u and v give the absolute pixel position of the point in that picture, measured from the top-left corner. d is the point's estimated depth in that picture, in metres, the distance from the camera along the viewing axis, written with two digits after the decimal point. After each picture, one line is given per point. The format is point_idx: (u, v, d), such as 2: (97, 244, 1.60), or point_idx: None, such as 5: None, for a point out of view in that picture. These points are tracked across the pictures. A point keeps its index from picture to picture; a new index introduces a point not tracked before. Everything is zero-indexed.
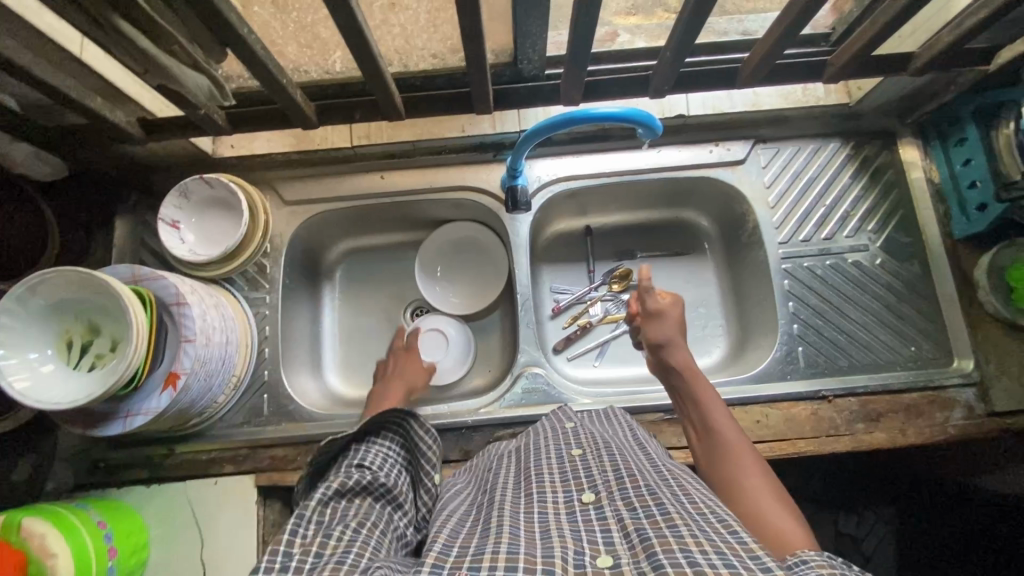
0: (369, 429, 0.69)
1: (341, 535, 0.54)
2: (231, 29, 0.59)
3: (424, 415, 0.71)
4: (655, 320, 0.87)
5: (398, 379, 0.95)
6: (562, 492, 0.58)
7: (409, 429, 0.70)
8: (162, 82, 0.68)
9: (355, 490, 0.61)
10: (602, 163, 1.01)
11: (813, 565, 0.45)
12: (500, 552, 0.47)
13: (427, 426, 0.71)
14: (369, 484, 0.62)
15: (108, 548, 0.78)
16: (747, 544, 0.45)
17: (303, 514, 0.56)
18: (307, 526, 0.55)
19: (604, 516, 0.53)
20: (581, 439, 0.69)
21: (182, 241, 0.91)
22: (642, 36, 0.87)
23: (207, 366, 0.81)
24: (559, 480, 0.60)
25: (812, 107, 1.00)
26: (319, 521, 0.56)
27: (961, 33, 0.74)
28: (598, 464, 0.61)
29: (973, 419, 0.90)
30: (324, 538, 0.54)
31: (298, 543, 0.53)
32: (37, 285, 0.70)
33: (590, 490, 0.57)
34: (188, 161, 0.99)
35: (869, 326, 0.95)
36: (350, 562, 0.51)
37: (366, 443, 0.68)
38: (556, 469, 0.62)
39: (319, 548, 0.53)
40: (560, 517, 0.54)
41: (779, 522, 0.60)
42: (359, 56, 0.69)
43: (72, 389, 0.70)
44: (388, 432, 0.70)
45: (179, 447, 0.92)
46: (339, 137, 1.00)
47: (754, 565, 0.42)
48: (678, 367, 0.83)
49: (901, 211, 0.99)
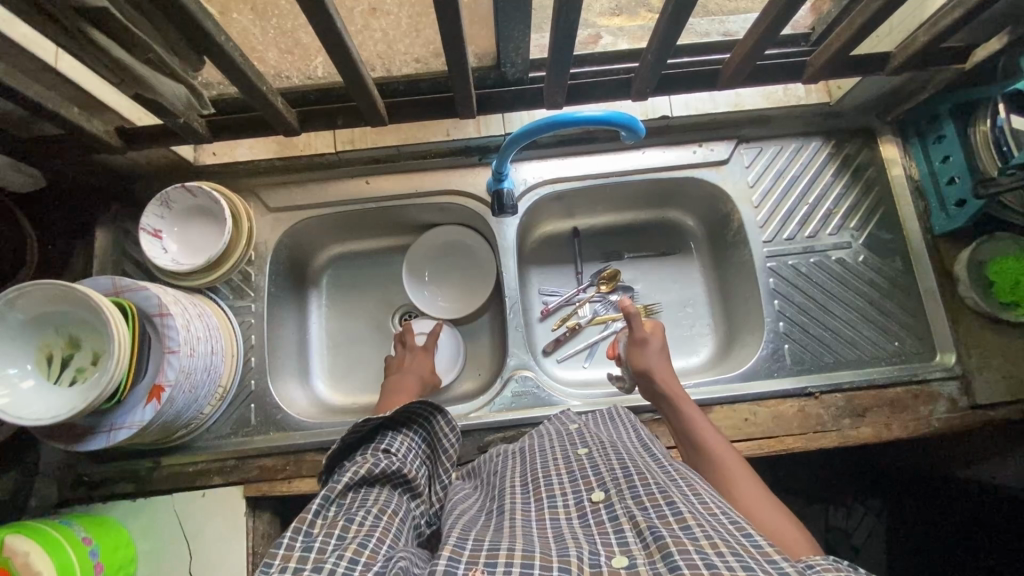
0: (399, 419, 0.69)
1: (362, 520, 0.54)
2: (207, 36, 0.59)
3: (450, 413, 0.74)
4: (642, 348, 0.86)
5: (412, 372, 0.96)
6: (572, 494, 0.58)
7: (434, 424, 0.72)
8: (138, 91, 0.67)
9: (381, 476, 0.61)
10: (588, 165, 1.01)
11: (819, 569, 0.43)
12: (517, 548, 0.47)
13: (452, 424, 0.74)
14: (394, 472, 0.62)
15: (94, 563, 0.77)
16: (763, 547, 0.45)
17: (328, 495, 0.57)
18: (331, 508, 0.56)
19: (616, 516, 0.52)
20: (586, 439, 0.69)
21: (165, 250, 0.90)
22: (624, 39, 0.89)
23: (190, 377, 0.80)
24: (568, 481, 0.60)
25: (794, 107, 1.00)
26: (342, 504, 0.57)
27: (935, 33, 0.76)
28: (606, 462, 0.61)
29: (956, 412, 0.91)
30: (347, 521, 0.53)
31: (319, 524, 0.54)
32: (15, 299, 0.69)
33: (600, 488, 0.57)
34: (170, 169, 0.97)
35: (854, 323, 0.96)
36: (372, 548, 0.51)
37: (395, 431, 0.67)
38: (564, 470, 0.63)
39: (341, 530, 0.52)
40: (572, 522, 0.54)
41: (795, 535, 0.59)
42: (339, 62, 0.68)
43: (51, 406, 0.69)
44: (415, 424, 0.69)
45: (166, 459, 0.91)
46: (322, 143, 0.98)
47: (773, 567, 0.41)
48: (667, 394, 0.82)
49: (882, 209, 1.00)
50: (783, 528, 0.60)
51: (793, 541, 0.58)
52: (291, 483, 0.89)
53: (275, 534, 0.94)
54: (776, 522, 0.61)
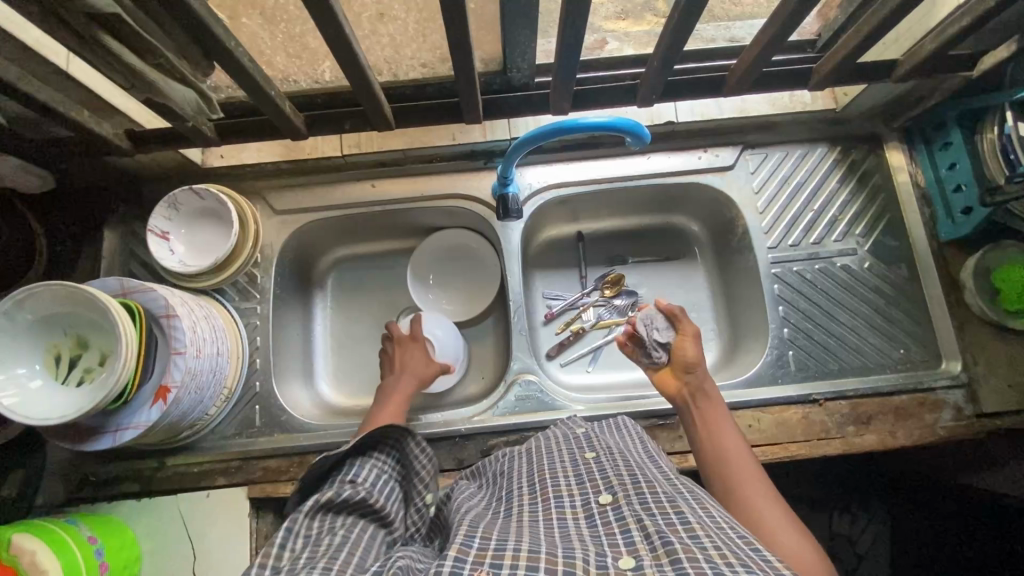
0: (365, 445, 0.69)
1: (330, 543, 0.55)
2: (218, 42, 0.59)
3: (422, 436, 0.71)
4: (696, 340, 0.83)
5: (403, 375, 0.93)
6: (577, 497, 0.58)
7: (406, 448, 0.70)
8: (148, 95, 0.67)
9: (346, 505, 0.60)
10: (593, 170, 1.01)
11: None
12: (522, 550, 0.47)
13: (423, 444, 0.70)
14: (359, 500, 0.61)
15: (99, 562, 0.77)
16: (771, 562, 0.45)
17: (292, 527, 0.56)
18: (297, 539, 0.55)
19: (623, 517, 0.53)
20: (595, 444, 0.69)
21: (172, 252, 0.90)
22: (630, 44, 0.89)
23: (197, 379, 0.80)
24: (575, 484, 0.60)
25: (800, 113, 1.01)
26: (308, 534, 0.56)
27: (943, 41, 0.75)
28: (614, 467, 0.62)
29: (962, 420, 0.91)
30: (313, 548, 0.54)
31: (286, 556, 0.54)
32: (25, 299, 0.69)
33: (607, 491, 0.57)
34: (177, 171, 0.98)
35: (859, 330, 0.96)
36: (342, 560, 0.52)
37: (361, 459, 0.67)
38: (571, 472, 0.63)
39: (308, 555, 0.53)
40: (579, 523, 0.54)
41: (812, 561, 0.57)
42: (347, 66, 0.69)
43: (61, 406, 0.69)
44: (383, 449, 0.69)
45: (172, 459, 0.91)
46: (328, 146, 0.99)
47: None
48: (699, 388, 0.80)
49: (888, 215, 1.00)
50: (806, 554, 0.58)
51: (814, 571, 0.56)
52: (295, 485, 0.90)
53: None
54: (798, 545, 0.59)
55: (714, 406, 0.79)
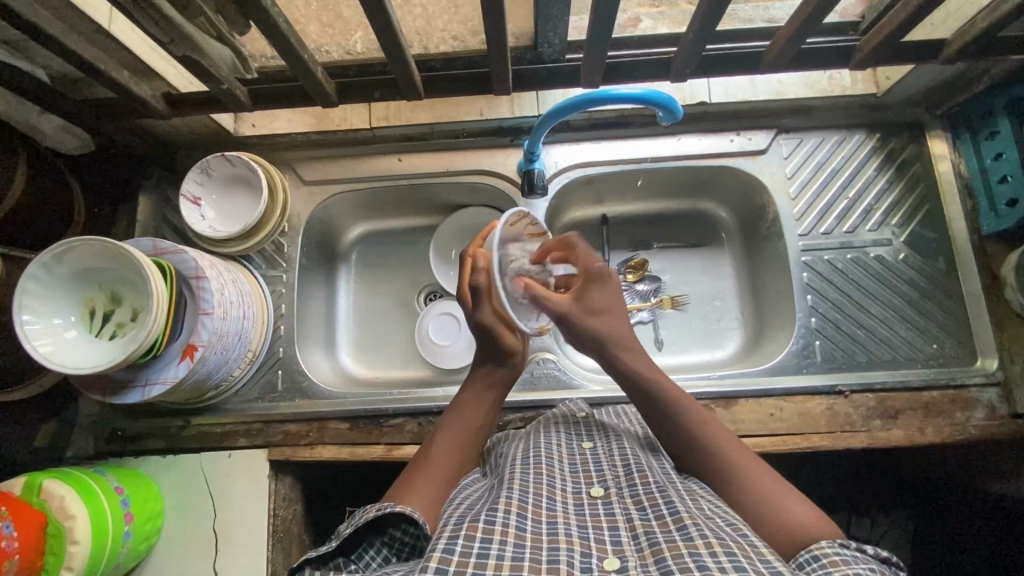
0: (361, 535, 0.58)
1: None
2: (255, 2, 0.60)
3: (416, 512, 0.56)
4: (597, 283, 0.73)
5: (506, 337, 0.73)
6: (571, 482, 0.59)
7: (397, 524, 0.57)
8: (187, 52, 0.69)
9: None
10: (622, 150, 1.00)
11: (825, 563, 0.47)
12: (506, 557, 0.47)
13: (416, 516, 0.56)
14: None
15: (125, 512, 0.80)
16: (757, 547, 0.47)
17: None
18: None
19: (612, 512, 0.54)
20: (592, 430, 0.70)
21: (202, 217, 0.92)
22: (665, 23, 0.87)
23: (224, 339, 0.82)
24: (569, 470, 0.61)
25: (838, 97, 0.97)
26: None
27: (996, 18, 0.72)
28: (609, 458, 0.63)
29: (995, 420, 0.87)
30: None
31: None
32: (63, 253, 0.72)
33: (600, 484, 0.58)
34: (209, 141, 1.00)
35: (891, 323, 0.93)
36: None
37: (359, 548, 0.58)
38: (565, 458, 0.64)
39: None
40: (569, 507, 0.55)
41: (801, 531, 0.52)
42: (381, 32, 0.69)
43: (93, 356, 0.72)
44: (376, 530, 0.58)
45: (196, 419, 0.94)
46: (358, 118, 0.99)
47: (765, 568, 0.44)
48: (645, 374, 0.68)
49: (927, 206, 0.96)
50: (805, 521, 0.53)
51: (822, 539, 0.51)
52: (313, 449, 0.91)
53: (299, 498, 0.96)
54: (794, 514, 0.54)
55: (650, 406, 0.67)
